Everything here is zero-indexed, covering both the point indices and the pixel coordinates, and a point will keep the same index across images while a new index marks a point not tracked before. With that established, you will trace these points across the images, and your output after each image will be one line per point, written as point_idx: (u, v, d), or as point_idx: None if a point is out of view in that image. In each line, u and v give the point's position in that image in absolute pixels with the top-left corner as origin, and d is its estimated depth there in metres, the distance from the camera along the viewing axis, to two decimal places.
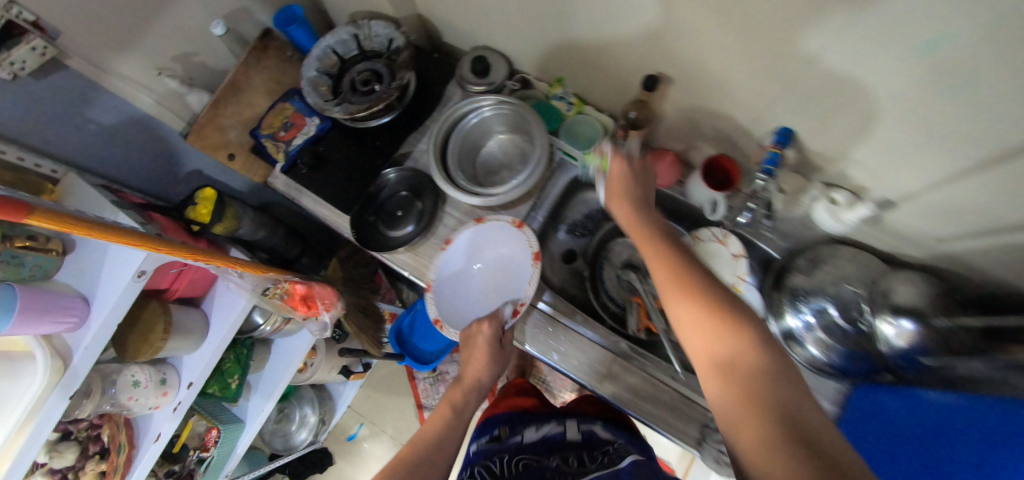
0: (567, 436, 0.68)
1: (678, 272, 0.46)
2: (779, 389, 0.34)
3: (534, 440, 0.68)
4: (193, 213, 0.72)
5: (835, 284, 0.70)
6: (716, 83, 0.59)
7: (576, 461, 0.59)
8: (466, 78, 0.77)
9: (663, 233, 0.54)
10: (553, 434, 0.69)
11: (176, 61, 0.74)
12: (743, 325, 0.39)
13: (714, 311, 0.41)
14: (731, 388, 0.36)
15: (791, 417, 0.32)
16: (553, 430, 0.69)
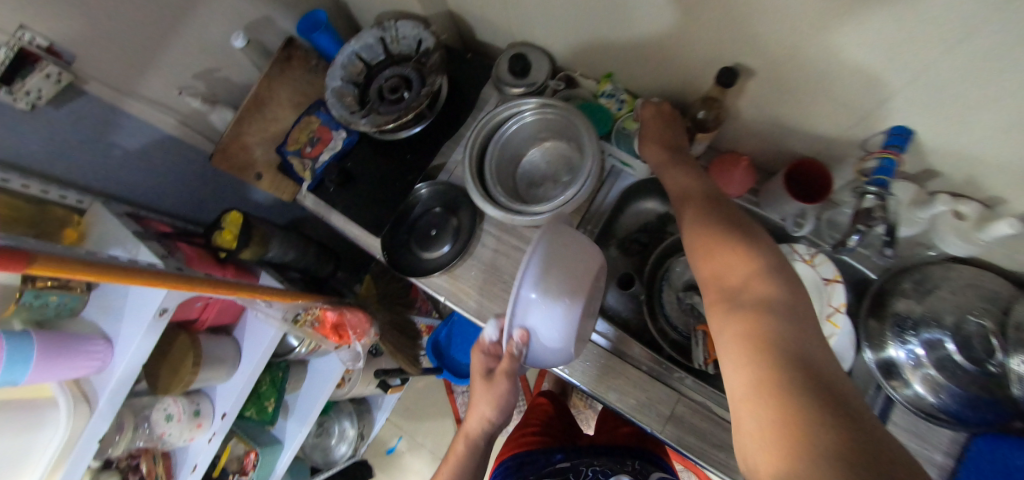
0: (556, 463, 0.68)
1: (712, 220, 0.45)
2: (799, 326, 0.34)
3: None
4: (219, 239, 0.68)
5: (956, 313, 0.58)
6: (818, 74, 0.48)
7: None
8: (503, 80, 0.69)
9: (693, 183, 0.52)
10: (540, 461, 0.69)
11: (198, 78, 0.69)
12: (774, 275, 0.38)
13: (743, 257, 0.40)
14: (735, 316, 0.36)
15: (791, 348, 0.32)
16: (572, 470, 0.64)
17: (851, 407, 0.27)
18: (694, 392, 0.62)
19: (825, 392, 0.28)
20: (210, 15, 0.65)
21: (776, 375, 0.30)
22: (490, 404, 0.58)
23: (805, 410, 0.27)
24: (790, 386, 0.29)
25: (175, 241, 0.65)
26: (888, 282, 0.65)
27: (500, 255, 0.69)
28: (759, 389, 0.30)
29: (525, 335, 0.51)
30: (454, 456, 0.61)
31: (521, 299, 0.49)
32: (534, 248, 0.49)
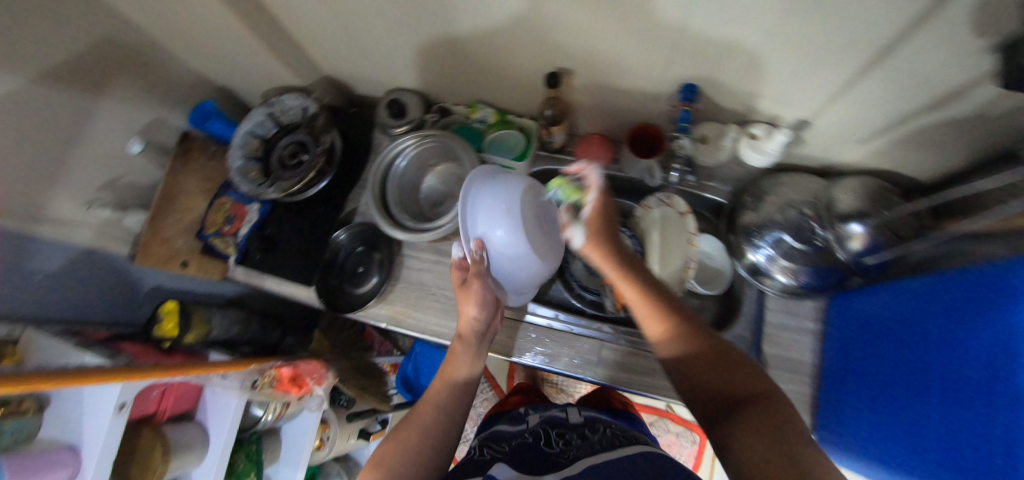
0: (572, 419, 0.66)
1: (688, 340, 0.51)
2: (785, 409, 0.40)
3: (541, 418, 0.67)
4: (159, 330, 0.72)
5: (782, 211, 0.73)
6: (612, 59, 0.63)
7: (577, 435, 0.59)
8: (387, 124, 0.80)
9: (649, 284, 0.57)
10: (557, 416, 0.67)
11: (103, 189, 0.74)
12: (756, 377, 0.45)
13: (725, 369, 0.46)
14: (733, 415, 0.41)
15: (783, 426, 0.38)
16: (557, 412, 0.68)
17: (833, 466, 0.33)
18: (611, 335, 0.75)
19: (805, 454, 0.35)
20: (104, 129, 0.71)
21: (771, 449, 0.36)
22: (473, 300, 0.66)
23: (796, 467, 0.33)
24: (786, 457, 0.35)
25: (117, 343, 0.69)
26: (735, 202, 0.80)
27: (424, 272, 0.79)
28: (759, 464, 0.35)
29: (479, 243, 0.62)
30: (455, 359, 0.66)
31: (468, 212, 0.61)
32: (470, 176, 0.62)
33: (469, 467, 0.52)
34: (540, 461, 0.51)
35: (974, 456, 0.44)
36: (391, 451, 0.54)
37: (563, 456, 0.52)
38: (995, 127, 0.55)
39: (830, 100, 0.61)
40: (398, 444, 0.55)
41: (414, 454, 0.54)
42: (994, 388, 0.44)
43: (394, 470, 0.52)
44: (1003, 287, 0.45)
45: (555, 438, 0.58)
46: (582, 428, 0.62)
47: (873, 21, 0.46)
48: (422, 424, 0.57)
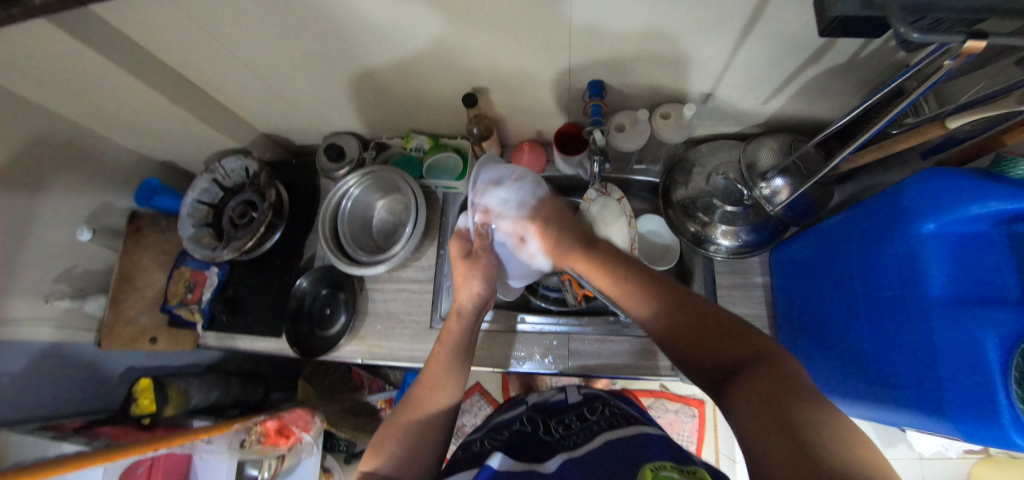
0: (571, 400, 0.63)
1: (661, 315, 0.45)
2: (772, 359, 0.36)
3: (539, 403, 0.64)
4: (137, 408, 0.74)
5: (709, 181, 0.76)
6: (518, 70, 0.68)
7: (578, 419, 0.56)
8: (327, 168, 0.83)
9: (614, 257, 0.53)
10: (558, 400, 0.64)
11: (58, 280, 0.76)
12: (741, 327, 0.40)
13: (698, 319, 0.42)
14: (728, 384, 0.37)
15: (775, 381, 0.33)
16: (557, 395, 0.65)
17: (830, 428, 0.29)
18: (576, 327, 0.80)
19: (792, 399, 0.31)
20: (50, 222, 0.73)
21: (765, 424, 0.31)
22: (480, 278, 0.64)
23: (795, 444, 0.29)
24: (782, 421, 0.31)
25: (94, 428, 0.70)
26: (667, 180, 0.85)
27: (389, 301, 0.81)
28: (760, 443, 0.31)
29: (484, 217, 0.63)
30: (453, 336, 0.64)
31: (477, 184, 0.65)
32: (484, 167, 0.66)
33: (462, 463, 0.50)
34: (540, 449, 0.49)
35: (914, 368, 0.47)
36: (391, 436, 0.54)
37: (563, 442, 0.50)
38: (865, 66, 0.60)
39: (722, 72, 0.66)
40: (393, 428, 0.55)
41: (411, 440, 0.54)
42: (907, 303, 0.49)
43: (389, 455, 0.52)
44: (893, 211, 0.50)
45: (553, 424, 0.56)
46: (581, 409, 0.60)
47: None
48: (420, 412, 0.57)
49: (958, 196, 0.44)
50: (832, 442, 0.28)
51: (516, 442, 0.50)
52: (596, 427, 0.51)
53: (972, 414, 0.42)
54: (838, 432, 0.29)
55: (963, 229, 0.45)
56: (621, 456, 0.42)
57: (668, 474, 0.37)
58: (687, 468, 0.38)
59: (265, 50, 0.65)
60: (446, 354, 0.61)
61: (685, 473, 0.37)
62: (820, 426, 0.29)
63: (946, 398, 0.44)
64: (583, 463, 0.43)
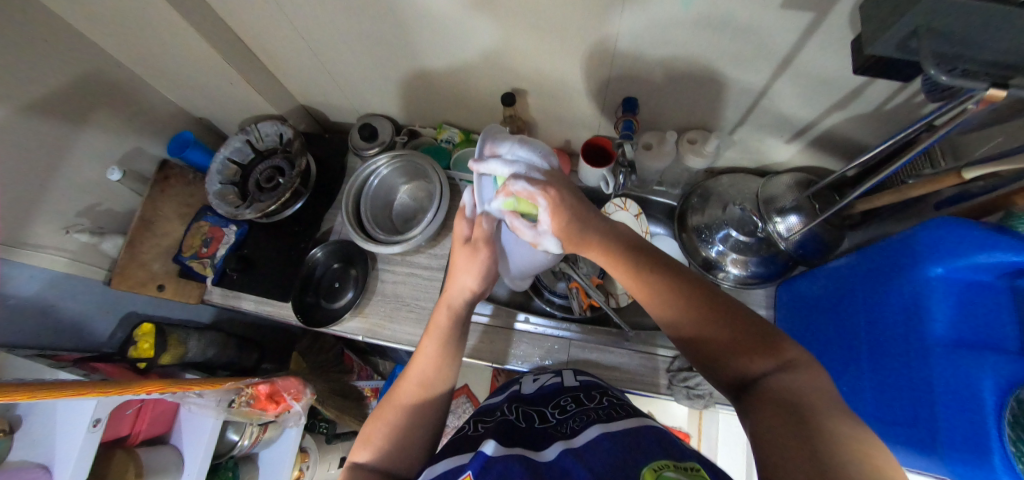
0: (567, 384, 0.64)
1: (693, 322, 0.41)
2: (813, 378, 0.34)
3: (535, 389, 0.65)
4: (135, 351, 0.75)
5: (725, 209, 0.79)
6: (558, 80, 0.71)
7: (574, 402, 0.56)
8: (359, 147, 0.86)
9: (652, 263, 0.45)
10: (553, 383, 0.65)
11: (81, 215, 0.77)
12: (773, 335, 0.37)
13: (733, 332, 0.39)
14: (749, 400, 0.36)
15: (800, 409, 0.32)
16: (552, 381, 0.65)
17: (854, 445, 0.29)
18: (579, 334, 0.80)
19: (813, 414, 0.32)
20: (84, 157, 0.75)
21: (788, 435, 0.32)
22: (472, 271, 0.60)
23: (815, 466, 0.29)
24: (802, 445, 0.30)
25: (91, 363, 0.71)
26: (684, 203, 0.87)
27: (399, 284, 0.82)
28: (777, 457, 0.31)
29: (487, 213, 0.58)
30: (437, 328, 0.61)
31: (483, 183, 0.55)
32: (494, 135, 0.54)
33: (456, 446, 0.49)
34: (535, 436, 0.49)
35: (913, 407, 0.48)
36: (378, 428, 0.54)
37: (561, 428, 0.49)
38: (890, 118, 0.64)
39: (751, 106, 0.70)
40: (379, 422, 0.54)
41: (399, 432, 0.53)
42: (910, 341, 0.50)
43: (378, 448, 0.52)
44: (904, 253, 0.52)
45: (550, 411, 0.56)
46: (578, 392, 0.59)
47: (770, 36, 0.55)
48: (405, 404, 0.55)
49: (971, 243, 0.46)
50: (858, 457, 0.29)
51: (511, 428, 0.50)
52: (593, 414, 0.50)
53: (964, 454, 0.43)
54: (857, 442, 0.30)
55: (969, 276, 0.47)
56: (618, 449, 0.41)
57: (668, 475, 0.36)
58: (687, 466, 0.37)
59: (323, 25, 0.68)
60: (435, 347, 0.59)
61: (686, 472, 0.36)
62: (854, 448, 0.29)
63: (940, 438, 0.45)
64: (580, 453, 0.42)
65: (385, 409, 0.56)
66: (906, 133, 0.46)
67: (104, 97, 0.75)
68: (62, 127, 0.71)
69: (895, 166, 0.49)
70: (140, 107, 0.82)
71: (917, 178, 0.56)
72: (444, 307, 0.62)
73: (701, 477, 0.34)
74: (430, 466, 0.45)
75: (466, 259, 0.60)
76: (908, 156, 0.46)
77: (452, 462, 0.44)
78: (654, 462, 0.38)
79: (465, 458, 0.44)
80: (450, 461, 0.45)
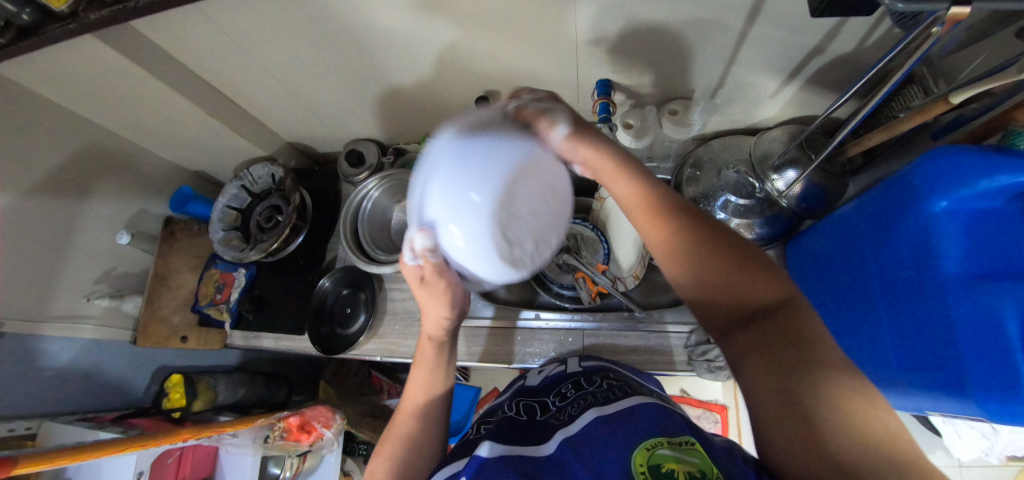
0: (569, 370, 0.64)
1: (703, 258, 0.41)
2: (807, 320, 0.35)
3: (538, 380, 0.65)
4: (169, 402, 0.80)
5: (719, 175, 0.77)
6: (528, 75, 0.71)
7: (574, 388, 0.56)
8: (349, 173, 0.88)
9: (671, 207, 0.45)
10: (555, 372, 0.65)
11: (99, 281, 0.81)
12: (776, 278, 0.39)
13: (735, 272, 0.39)
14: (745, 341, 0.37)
15: (801, 352, 0.33)
16: (554, 370, 0.65)
17: (848, 391, 0.31)
18: (592, 323, 0.80)
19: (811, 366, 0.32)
20: (93, 226, 0.79)
21: (775, 393, 0.33)
22: (442, 303, 0.61)
23: (800, 417, 0.31)
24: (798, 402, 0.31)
25: (128, 419, 0.75)
26: (678, 175, 0.86)
27: (407, 301, 0.84)
28: (767, 414, 0.33)
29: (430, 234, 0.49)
30: (424, 359, 0.62)
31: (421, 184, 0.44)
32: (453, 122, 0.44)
33: (460, 449, 0.50)
34: (540, 429, 0.49)
35: (935, 350, 0.47)
36: (380, 466, 0.54)
37: (561, 417, 0.49)
38: (872, 53, 0.61)
39: (726, 66, 0.68)
40: (382, 455, 0.55)
41: (403, 459, 0.53)
42: (923, 281, 0.48)
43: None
44: (905, 192, 0.50)
45: (551, 399, 0.56)
46: (578, 377, 0.59)
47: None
48: (403, 433, 0.56)
49: (972, 170, 0.44)
50: (842, 405, 0.30)
51: (512, 425, 0.51)
52: (589, 398, 0.50)
53: (995, 392, 0.41)
54: (853, 391, 0.31)
55: (976, 206, 0.45)
56: (613, 434, 0.41)
57: (663, 453, 0.36)
58: (682, 443, 0.37)
59: (292, 63, 0.69)
60: (422, 376, 0.61)
61: (681, 449, 0.36)
62: (852, 398, 0.30)
63: (966, 378, 0.43)
64: (579, 441, 0.42)
65: (386, 444, 0.56)
66: (878, 68, 0.44)
67: (103, 166, 0.79)
68: (69, 202, 0.74)
69: (873, 105, 0.47)
70: (138, 170, 0.85)
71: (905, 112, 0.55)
72: (426, 339, 0.63)
73: (695, 453, 0.35)
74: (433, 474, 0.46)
75: (424, 295, 0.61)
76: (884, 93, 0.45)
77: (451, 469, 0.45)
78: (644, 442, 0.38)
79: (462, 463, 0.44)
80: (448, 467, 0.45)
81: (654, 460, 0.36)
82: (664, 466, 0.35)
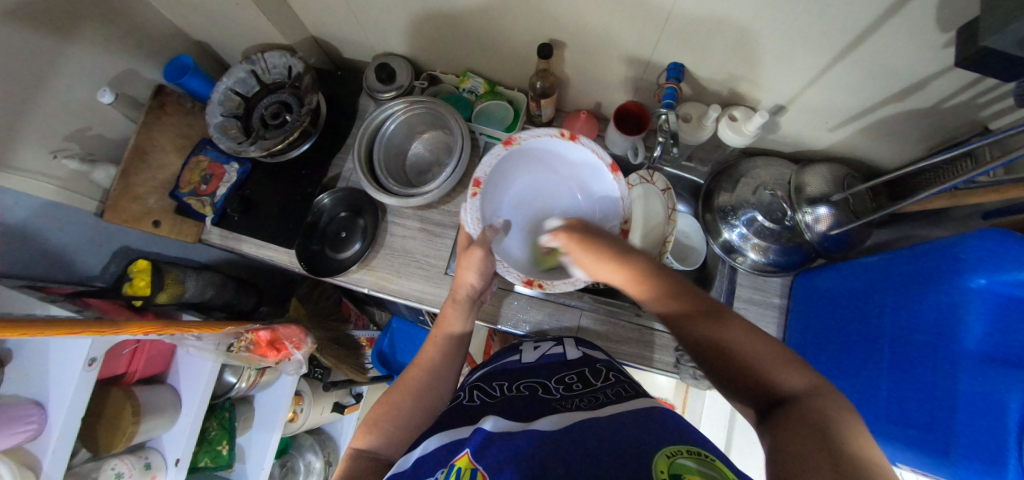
0: (570, 357, 0.62)
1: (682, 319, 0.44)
2: (834, 408, 0.34)
3: (535, 360, 0.63)
4: (130, 288, 0.72)
5: (755, 192, 0.75)
6: (601, 37, 0.65)
7: (580, 381, 0.55)
8: (375, 88, 0.80)
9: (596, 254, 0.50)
10: (555, 354, 0.63)
11: (69, 139, 0.71)
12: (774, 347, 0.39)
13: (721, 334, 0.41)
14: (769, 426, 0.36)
15: (823, 430, 0.33)
16: (554, 351, 0.64)
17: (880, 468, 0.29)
18: (591, 304, 0.79)
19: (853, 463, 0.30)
20: (71, 75, 0.68)
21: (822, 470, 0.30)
22: (476, 269, 0.65)
23: None
24: None
25: (84, 298, 0.68)
26: (712, 182, 0.83)
27: (408, 239, 0.79)
28: (797, 465, 0.31)
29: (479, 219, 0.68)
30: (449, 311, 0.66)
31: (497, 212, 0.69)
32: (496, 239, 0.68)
33: (456, 416, 0.48)
34: (537, 406, 0.47)
35: (930, 415, 0.49)
36: (382, 414, 0.57)
37: (566, 404, 0.48)
38: (949, 115, 0.60)
39: (804, 88, 0.65)
40: (386, 404, 0.58)
41: (403, 418, 0.57)
42: (938, 348, 0.50)
43: (384, 432, 0.55)
44: (943, 259, 0.50)
45: (554, 384, 0.54)
46: (582, 368, 0.58)
47: (851, 12, 0.49)
48: (414, 388, 0.60)
49: (1017, 257, 0.44)
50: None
51: (511, 402, 0.49)
52: (602, 396, 0.48)
53: (980, 465, 0.44)
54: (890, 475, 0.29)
55: (1012, 292, 0.45)
56: (622, 428, 0.39)
57: (683, 463, 0.34)
58: (705, 455, 0.35)
59: None
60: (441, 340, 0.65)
61: (703, 462, 0.34)
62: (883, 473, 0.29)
63: (953, 444, 0.47)
64: (584, 429, 0.40)
65: (391, 395, 0.59)
66: (1003, 135, 0.43)
67: (93, 7, 0.67)
68: (47, 38, 0.63)
69: (971, 173, 0.47)
70: (134, 23, 0.73)
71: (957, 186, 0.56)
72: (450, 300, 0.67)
73: (720, 470, 0.33)
74: (427, 438, 0.45)
75: (471, 260, 0.65)
76: (988, 166, 0.45)
77: (450, 435, 0.43)
78: (665, 448, 0.36)
79: (462, 433, 0.43)
80: (444, 435, 0.44)
81: (675, 470, 0.33)
82: (683, 476, 0.32)
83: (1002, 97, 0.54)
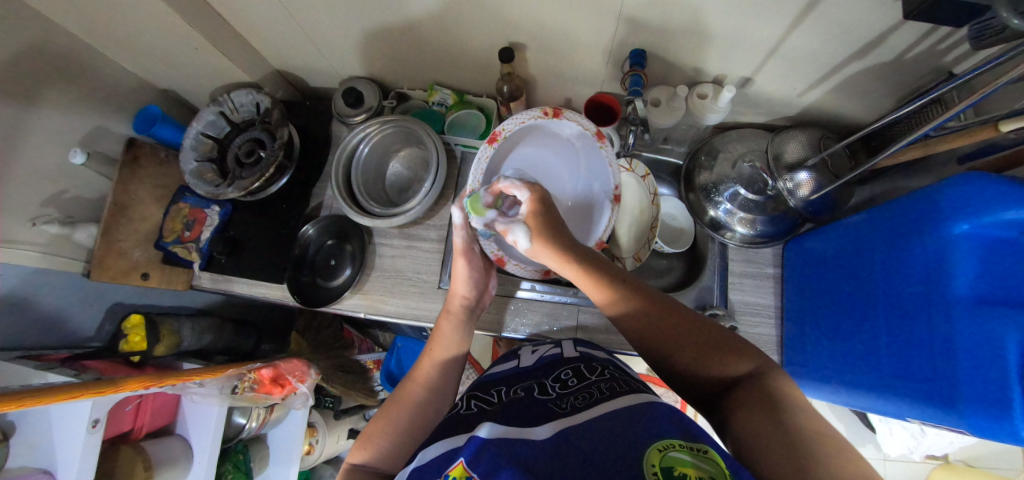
0: (567, 356, 0.62)
1: (636, 316, 0.48)
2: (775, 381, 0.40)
3: (531, 362, 0.63)
4: (126, 345, 0.74)
5: (734, 166, 0.76)
6: (560, 34, 0.66)
7: (575, 376, 0.55)
8: (344, 113, 0.80)
9: (553, 233, 0.55)
10: (551, 355, 0.64)
11: (47, 204, 0.71)
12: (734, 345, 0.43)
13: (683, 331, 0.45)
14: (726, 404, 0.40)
15: (770, 399, 0.38)
16: (551, 353, 0.64)
17: (816, 429, 0.35)
18: (587, 299, 0.79)
19: (799, 428, 0.35)
20: (41, 141, 0.68)
21: (773, 435, 0.35)
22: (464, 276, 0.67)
23: (797, 457, 0.33)
24: (795, 444, 0.33)
25: (80, 361, 0.68)
26: (691, 162, 0.84)
27: (397, 258, 0.79)
28: (752, 438, 0.36)
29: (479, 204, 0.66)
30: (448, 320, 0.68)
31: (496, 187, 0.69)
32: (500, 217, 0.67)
33: (459, 424, 0.48)
34: (536, 410, 0.47)
35: (932, 365, 0.49)
36: (379, 430, 0.57)
37: (561, 405, 0.47)
38: (912, 65, 0.60)
39: (766, 58, 0.65)
40: (383, 420, 0.58)
41: (400, 429, 0.56)
42: (932, 297, 0.50)
43: (381, 448, 0.54)
44: (926, 209, 0.50)
45: (550, 384, 0.54)
46: (578, 364, 0.58)
47: None
48: (412, 402, 0.59)
49: (998, 198, 0.44)
50: (829, 445, 0.33)
51: (509, 406, 0.49)
52: (594, 390, 0.49)
53: (985, 410, 0.44)
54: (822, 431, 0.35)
55: (1000, 233, 0.45)
56: (617, 425, 0.39)
57: (676, 456, 0.34)
58: (699, 448, 0.35)
59: None
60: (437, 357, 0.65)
61: (697, 454, 0.34)
62: (817, 434, 0.34)
63: (958, 393, 0.46)
64: (581, 428, 0.40)
65: (388, 411, 0.59)
66: (962, 80, 0.43)
67: (54, 71, 0.67)
68: (12, 107, 0.63)
69: (936, 121, 0.48)
70: (97, 81, 0.73)
71: (928, 135, 0.56)
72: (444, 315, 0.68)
73: (711, 460, 0.33)
74: (423, 450, 0.44)
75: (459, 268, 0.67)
76: (952, 113, 0.45)
77: (445, 446, 0.42)
78: (657, 442, 0.36)
79: (456, 443, 0.42)
80: (440, 444, 0.43)
81: (666, 463, 0.33)
82: (676, 470, 0.32)
83: (960, 42, 0.54)
